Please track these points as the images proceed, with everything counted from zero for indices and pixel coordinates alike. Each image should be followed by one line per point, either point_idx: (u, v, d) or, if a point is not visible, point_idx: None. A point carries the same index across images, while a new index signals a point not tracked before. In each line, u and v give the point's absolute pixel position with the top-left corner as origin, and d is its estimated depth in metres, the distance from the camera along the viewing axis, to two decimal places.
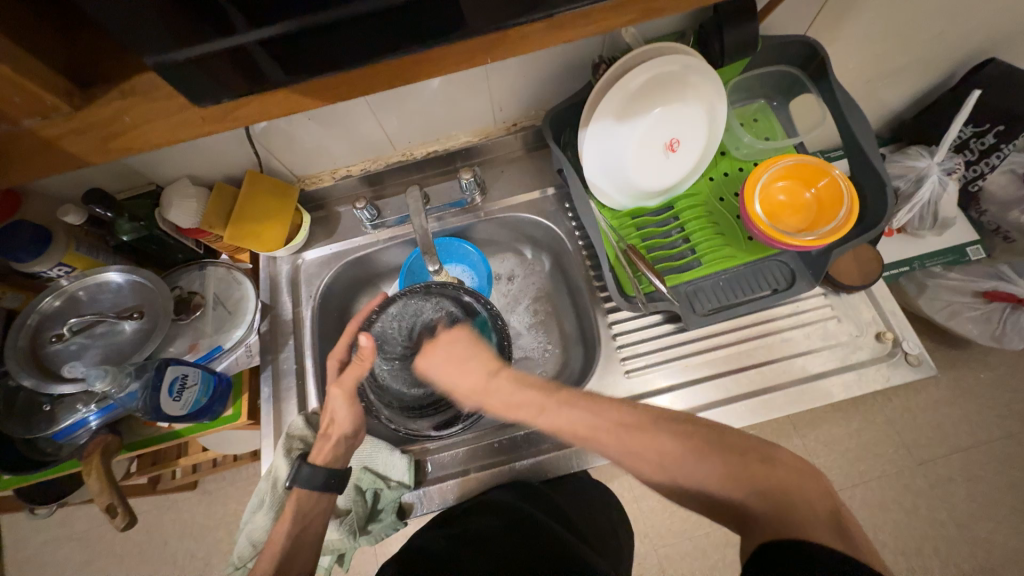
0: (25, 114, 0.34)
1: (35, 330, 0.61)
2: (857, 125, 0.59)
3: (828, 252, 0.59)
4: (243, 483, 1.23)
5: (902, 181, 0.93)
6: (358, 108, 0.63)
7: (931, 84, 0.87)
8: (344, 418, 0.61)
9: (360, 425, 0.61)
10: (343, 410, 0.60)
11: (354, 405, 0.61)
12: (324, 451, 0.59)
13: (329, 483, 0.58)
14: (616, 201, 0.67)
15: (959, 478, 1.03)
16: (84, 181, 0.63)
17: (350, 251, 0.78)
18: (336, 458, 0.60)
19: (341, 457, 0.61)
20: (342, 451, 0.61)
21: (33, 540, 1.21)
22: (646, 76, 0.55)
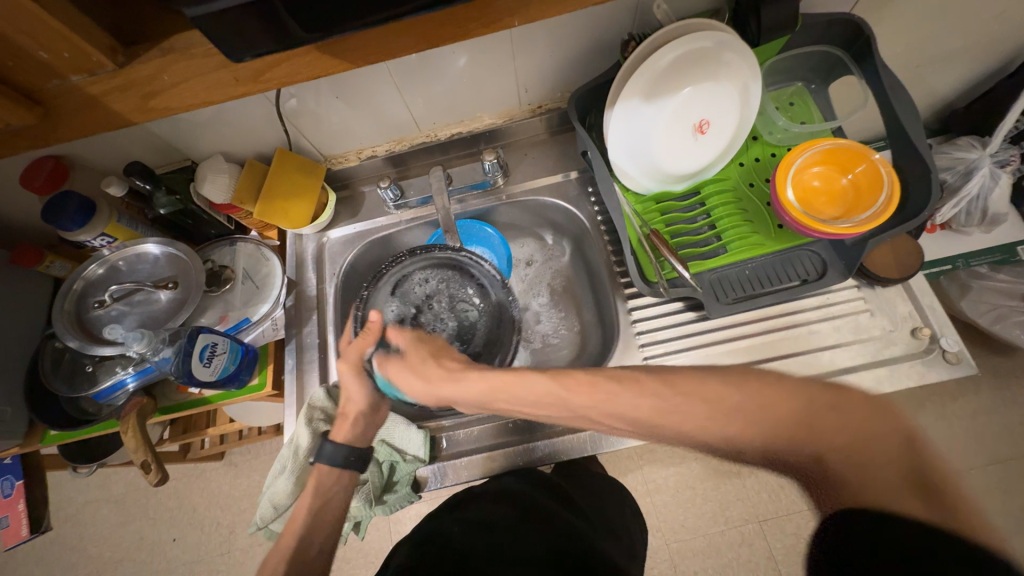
0: (72, 70, 0.37)
1: (80, 295, 0.65)
2: (903, 106, 0.56)
3: (865, 241, 0.57)
4: (267, 457, 1.28)
5: (948, 173, 0.88)
6: (386, 87, 0.63)
7: (987, 71, 0.82)
8: (360, 396, 0.60)
9: (376, 403, 0.61)
10: (353, 385, 0.60)
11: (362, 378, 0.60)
12: (343, 429, 0.60)
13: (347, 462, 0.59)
14: (641, 184, 0.65)
15: (996, 491, 0.98)
16: (125, 156, 0.66)
17: (372, 231, 0.79)
18: (354, 437, 0.60)
19: (362, 437, 0.61)
20: (361, 427, 0.61)
21: (75, 500, 1.29)
22: (678, 53, 0.54)
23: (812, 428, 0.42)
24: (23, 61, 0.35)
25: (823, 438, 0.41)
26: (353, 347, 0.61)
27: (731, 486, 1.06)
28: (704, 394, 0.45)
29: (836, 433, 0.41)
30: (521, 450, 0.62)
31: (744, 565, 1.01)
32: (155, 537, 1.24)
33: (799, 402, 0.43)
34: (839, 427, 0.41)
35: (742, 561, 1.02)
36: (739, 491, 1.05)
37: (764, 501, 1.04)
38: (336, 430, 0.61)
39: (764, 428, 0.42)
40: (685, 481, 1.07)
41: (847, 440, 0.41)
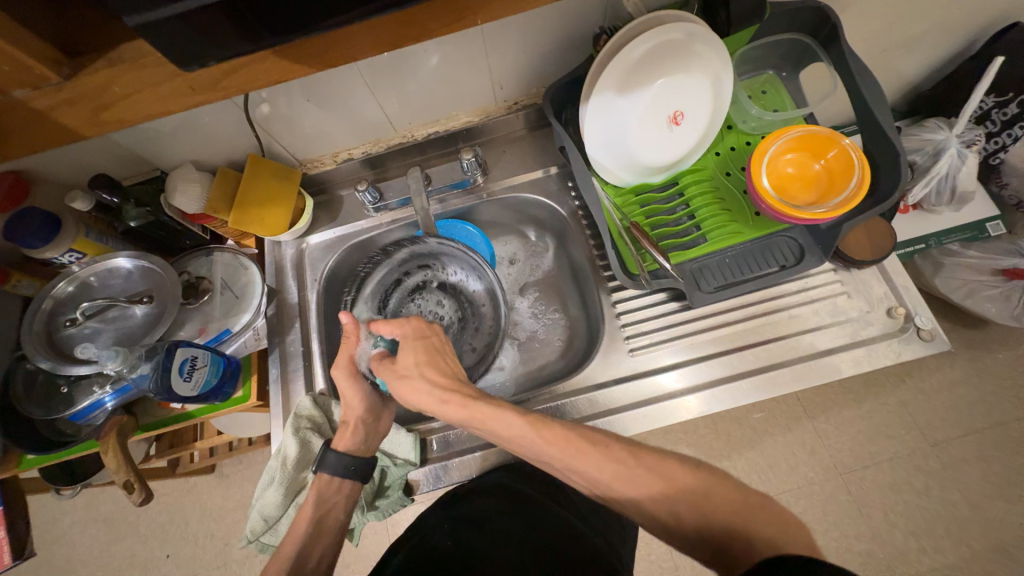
0: (15, 86, 0.35)
1: (50, 314, 0.62)
2: (871, 92, 0.56)
3: (839, 226, 0.58)
4: (258, 467, 1.26)
5: (918, 155, 0.91)
6: (357, 88, 0.62)
7: (952, 52, 0.84)
8: (357, 403, 0.59)
9: (375, 407, 0.60)
10: (350, 391, 0.59)
11: (358, 382, 0.59)
12: (344, 438, 0.59)
13: (350, 471, 0.59)
14: (619, 177, 0.66)
15: (973, 459, 1.01)
16: (90, 168, 0.64)
17: (353, 235, 0.78)
18: (357, 445, 0.60)
19: (362, 445, 0.60)
20: (363, 433, 0.60)
21: (62, 521, 1.26)
22: (650, 45, 0.54)
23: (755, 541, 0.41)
24: None
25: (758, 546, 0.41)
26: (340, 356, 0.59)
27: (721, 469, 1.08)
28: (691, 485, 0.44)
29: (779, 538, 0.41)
30: None
31: None
32: (147, 554, 1.22)
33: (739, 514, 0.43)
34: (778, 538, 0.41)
35: None
36: (730, 473, 1.07)
37: (753, 482, 1.06)
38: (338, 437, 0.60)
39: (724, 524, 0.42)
40: None
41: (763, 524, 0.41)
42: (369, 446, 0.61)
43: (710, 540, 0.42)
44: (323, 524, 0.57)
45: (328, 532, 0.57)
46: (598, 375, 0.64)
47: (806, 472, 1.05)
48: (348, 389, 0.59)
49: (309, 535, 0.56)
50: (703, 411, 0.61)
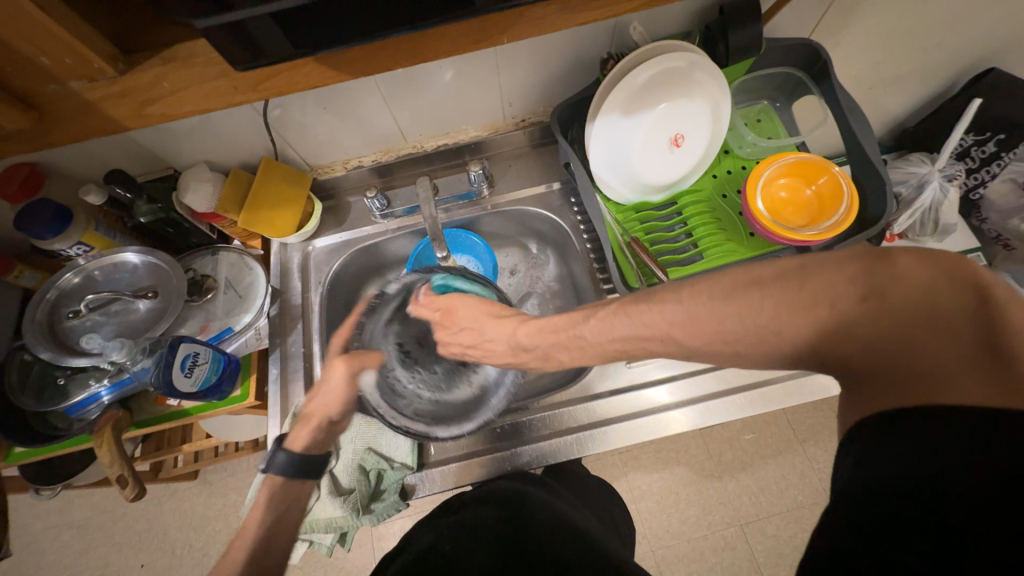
0: (72, 77, 0.37)
1: (52, 305, 0.63)
2: (859, 124, 0.60)
3: (829, 248, 0.61)
4: (244, 474, 1.24)
5: (903, 186, 0.95)
6: (374, 99, 0.65)
7: (934, 93, 0.89)
8: (334, 403, 0.59)
9: (347, 410, 0.60)
10: (337, 392, 0.59)
11: (349, 388, 0.59)
12: (300, 438, 0.59)
13: (303, 471, 0.57)
14: (621, 194, 0.68)
15: None
16: (104, 164, 0.65)
17: (359, 240, 0.80)
18: (313, 445, 0.59)
19: (319, 442, 0.59)
20: (321, 436, 0.59)
21: (34, 526, 1.22)
22: (654, 72, 0.57)
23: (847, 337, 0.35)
24: (24, 67, 0.36)
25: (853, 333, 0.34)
26: (354, 358, 0.59)
27: (712, 490, 1.08)
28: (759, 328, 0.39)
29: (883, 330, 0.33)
30: (507, 454, 0.63)
31: (727, 569, 1.03)
32: (122, 563, 1.18)
33: (834, 286, 0.36)
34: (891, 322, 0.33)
35: (725, 564, 1.03)
36: (721, 494, 1.07)
37: (744, 504, 1.06)
38: (294, 436, 0.59)
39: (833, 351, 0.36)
40: (667, 486, 1.09)
41: (888, 336, 0.33)
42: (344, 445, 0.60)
43: (782, 325, 0.37)
44: (277, 518, 0.54)
45: (288, 525, 0.55)
46: (595, 385, 0.66)
47: (796, 495, 1.06)
48: (335, 388, 0.59)
49: (262, 532, 0.53)
50: (695, 424, 0.62)
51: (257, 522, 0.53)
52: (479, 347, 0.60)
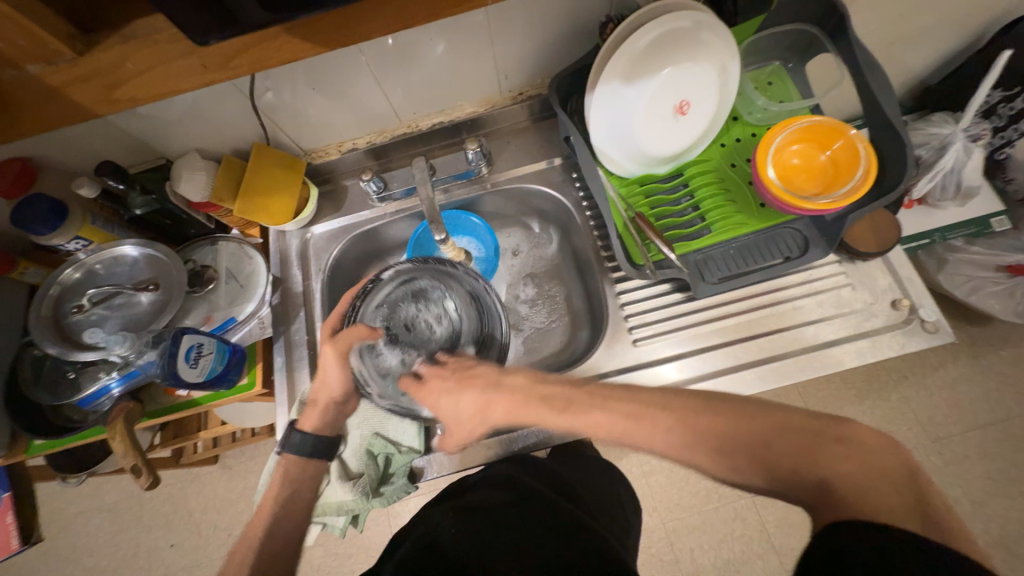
0: (29, 60, 0.35)
1: (56, 301, 0.63)
2: (878, 81, 0.56)
3: (844, 216, 0.58)
4: (262, 458, 1.27)
5: (924, 149, 0.90)
6: (364, 76, 0.62)
7: (960, 46, 0.83)
8: (336, 383, 0.61)
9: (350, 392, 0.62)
10: (334, 372, 0.60)
11: (343, 368, 0.60)
12: (311, 417, 0.61)
13: None
14: (624, 168, 0.66)
15: (975, 456, 1.02)
16: (94, 155, 0.64)
17: (357, 225, 0.78)
18: (325, 424, 0.62)
19: (330, 424, 0.62)
20: (331, 415, 0.62)
21: (67, 511, 1.27)
22: (656, 34, 0.53)
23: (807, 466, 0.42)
24: None
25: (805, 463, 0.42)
26: (339, 340, 0.60)
27: None
28: (742, 442, 0.45)
29: (844, 468, 0.40)
30: (514, 436, 0.64)
31: (737, 539, 1.04)
32: (151, 544, 1.23)
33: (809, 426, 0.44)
34: (845, 462, 0.41)
35: (735, 535, 1.04)
36: None
37: None
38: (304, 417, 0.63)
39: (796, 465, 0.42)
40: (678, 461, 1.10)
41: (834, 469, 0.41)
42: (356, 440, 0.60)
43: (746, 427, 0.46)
44: (292, 495, 0.59)
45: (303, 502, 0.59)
46: (601, 365, 0.64)
47: None
48: (331, 371, 0.60)
49: (279, 507, 0.58)
50: None
51: (272, 500, 0.58)
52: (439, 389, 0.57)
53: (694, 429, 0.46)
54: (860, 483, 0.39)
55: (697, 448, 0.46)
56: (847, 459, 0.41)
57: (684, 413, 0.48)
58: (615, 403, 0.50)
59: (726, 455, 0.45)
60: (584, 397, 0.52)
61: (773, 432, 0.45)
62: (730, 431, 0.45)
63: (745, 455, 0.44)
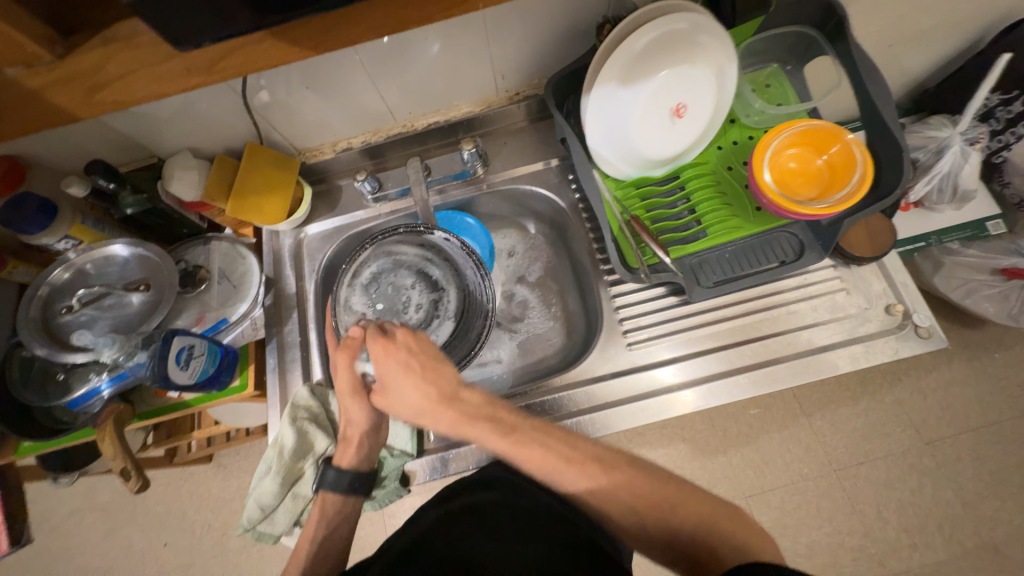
0: (7, 63, 0.35)
1: (46, 302, 0.62)
2: (875, 86, 0.56)
3: (839, 221, 0.58)
4: (256, 457, 1.27)
5: (921, 152, 0.90)
6: (357, 75, 0.61)
7: (958, 49, 0.83)
8: (359, 419, 0.60)
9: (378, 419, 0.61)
10: (355, 410, 0.59)
11: (359, 400, 0.59)
12: (346, 455, 0.60)
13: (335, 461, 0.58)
14: (620, 170, 0.65)
15: (967, 458, 1.02)
16: (84, 153, 0.64)
17: (352, 225, 0.78)
18: (360, 462, 0.61)
19: (365, 460, 0.61)
20: (365, 450, 0.61)
21: (60, 509, 1.26)
22: (653, 36, 0.53)
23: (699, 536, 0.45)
24: None
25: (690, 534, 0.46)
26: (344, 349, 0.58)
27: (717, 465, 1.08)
28: (651, 499, 0.48)
29: (732, 543, 0.45)
30: None
31: None
32: (144, 543, 1.23)
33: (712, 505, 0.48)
34: (732, 544, 0.45)
35: None
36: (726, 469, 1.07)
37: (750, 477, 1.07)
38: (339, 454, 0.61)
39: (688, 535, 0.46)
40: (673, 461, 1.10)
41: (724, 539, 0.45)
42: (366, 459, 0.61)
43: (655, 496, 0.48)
44: (330, 535, 0.59)
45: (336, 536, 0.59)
46: (596, 368, 0.64)
47: (801, 468, 1.06)
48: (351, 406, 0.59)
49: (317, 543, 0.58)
50: (699, 406, 0.61)
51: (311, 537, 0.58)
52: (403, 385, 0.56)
53: (614, 483, 0.49)
54: (738, 560, 0.44)
55: (618, 491, 0.48)
56: (738, 526, 0.46)
57: (609, 464, 0.50)
58: (552, 456, 0.50)
59: (638, 510, 0.47)
60: (528, 428, 0.53)
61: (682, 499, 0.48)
62: (645, 488, 0.48)
63: (652, 514, 0.47)
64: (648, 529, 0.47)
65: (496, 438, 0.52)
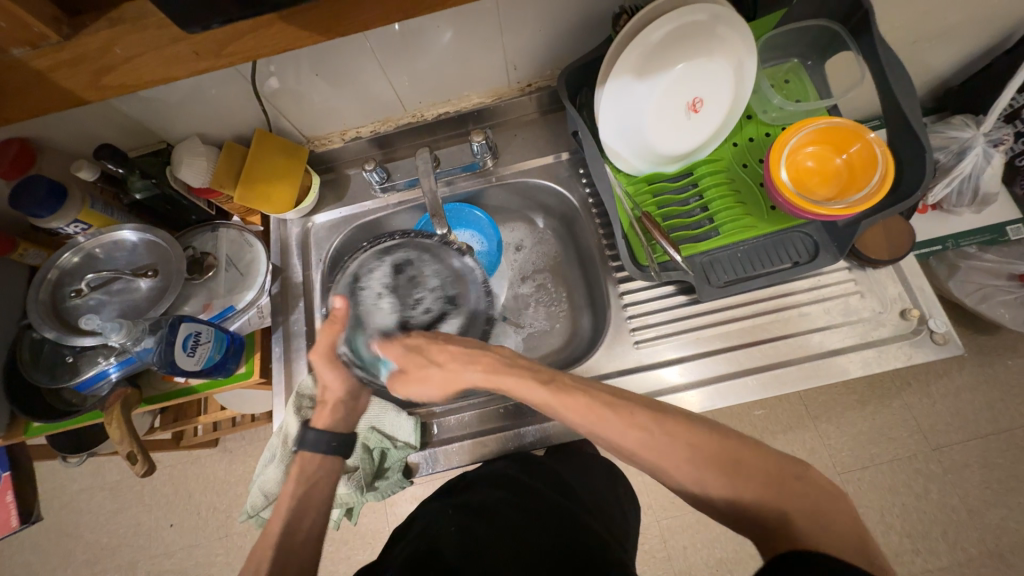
0: (12, 43, 0.34)
1: (55, 285, 0.62)
2: (899, 83, 0.54)
3: (857, 223, 0.56)
4: (261, 443, 1.28)
5: (942, 153, 0.88)
6: (367, 63, 0.60)
7: (985, 46, 0.81)
8: (336, 385, 0.59)
9: (355, 387, 0.60)
10: (330, 376, 0.58)
11: (337, 368, 0.58)
12: (323, 416, 0.59)
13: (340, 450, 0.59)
14: (633, 165, 0.64)
15: (975, 465, 1.01)
16: (94, 137, 0.64)
17: (360, 215, 0.77)
18: (336, 423, 0.60)
19: (342, 423, 0.60)
20: (341, 416, 0.60)
21: (70, 487, 1.29)
22: (671, 27, 0.51)
23: (766, 497, 0.42)
24: None
25: (753, 487, 0.42)
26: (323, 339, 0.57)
27: None
28: (714, 454, 0.44)
29: (802, 504, 0.41)
30: (514, 434, 0.63)
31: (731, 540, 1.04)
32: (151, 523, 1.25)
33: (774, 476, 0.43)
34: (802, 502, 0.41)
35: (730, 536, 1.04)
36: None
37: None
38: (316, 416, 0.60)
39: (751, 492, 0.42)
40: None
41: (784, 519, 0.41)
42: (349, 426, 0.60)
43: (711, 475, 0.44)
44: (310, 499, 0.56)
45: (318, 502, 0.56)
46: (602, 365, 0.64)
47: None
48: (326, 372, 0.58)
49: (296, 507, 0.55)
50: (706, 406, 0.60)
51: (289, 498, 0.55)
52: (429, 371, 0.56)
53: (673, 434, 0.45)
54: (816, 526, 0.40)
55: (675, 445, 0.45)
56: (794, 494, 0.42)
57: (661, 413, 0.47)
58: (596, 403, 0.48)
59: (699, 467, 0.44)
60: (570, 377, 0.51)
61: (741, 455, 0.44)
62: (709, 446, 0.45)
63: (714, 472, 0.43)
64: (710, 486, 0.43)
65: (536, 386, 0.51)
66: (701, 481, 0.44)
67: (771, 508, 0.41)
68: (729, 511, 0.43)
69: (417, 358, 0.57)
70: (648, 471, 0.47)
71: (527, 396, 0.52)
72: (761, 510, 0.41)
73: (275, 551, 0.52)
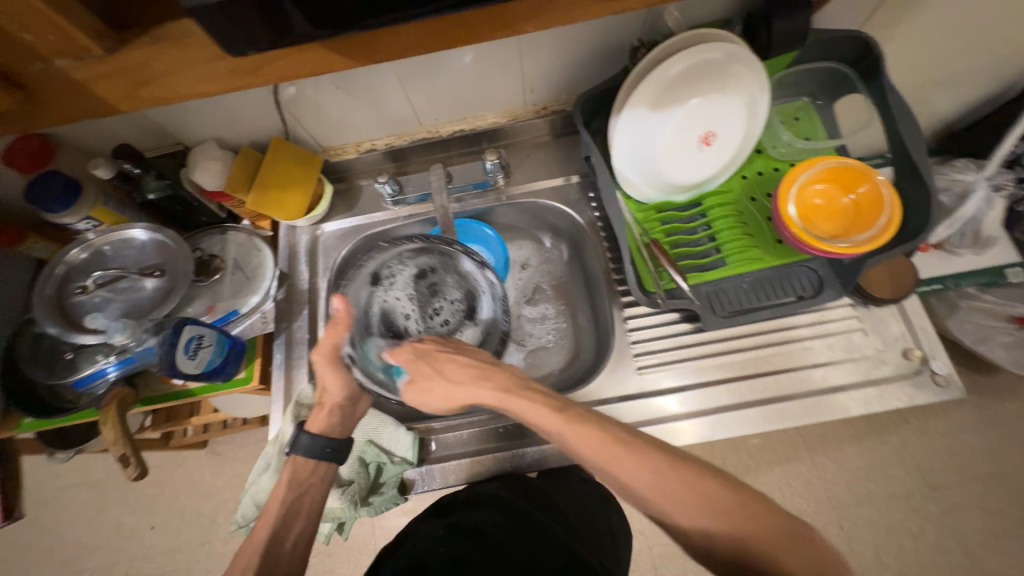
0: (55, 53, 0.35)
1: (61, 280, 0.63)
2: (908, 129, 0.55)
3: (862, 261, 0.57)
4: (251, 447, 1.26)
5: (945, 194, 0.89)
6: (388, 79, 0.62)
7: (988, 94, 0.83)
8: (336, 388, 0.59)
9: (354, 394, 0.60)
10: (331, 379, 0.58)
11: (339, 372, 0.58)
12: (320, 420, 0.59)
13: (336, 459, 0.58)
14: (643, 193, 0.65)
15: (971, 507, 1.00)
16: (112, 136, 0.64)
17: (369, 226, 0.78)
18: (331, 428, 0.59)
19: (338, 427, 0.60)
20: (337, 421, 0.60)
21: (53, 484, 1.26)
22: (688, 63, 0.53)
23: (775, 554, 0.40)
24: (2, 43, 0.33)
25: (760, 541, 0.41)
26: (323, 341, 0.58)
27: None
28: (725, 505, 0.43)
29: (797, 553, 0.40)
30: (512, 454, 0.62)
31: None
32: (133, 524, 1.22)
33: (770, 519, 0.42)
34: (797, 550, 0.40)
35: None
36: None
37: None
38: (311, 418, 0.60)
39: (759, 549, 0.40)
40: None
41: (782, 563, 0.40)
42: (343, 432, 0.60)
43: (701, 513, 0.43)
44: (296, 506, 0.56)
45: (306, 513, 0.56)
46: (604, 390, 0.63)
47: (801, 504, 1.04)
48: (328, 376, 0.58)
49: (283, 514, 0.55)
50: (706, 436, 0.60)
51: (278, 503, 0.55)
52: (438, 377, 0.56)
53: (685, 482, 0.44)
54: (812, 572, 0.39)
55: (687, 494, 0.44)
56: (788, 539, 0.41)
57: (675, 459, 0.46)
58: (609, 440, 0.47)
59: (708, 517, 0.42)
60: (580, 409, 0.50)
61: (740, 503, 0.43)
62: (722, 498, 0.43)
63: (723, 523, 0.42)
64: (717, 537, 0.42)
65: (551, 414, 0.50)
66: (706, 530, 0.42)
67: (773, 565, 0.40)
68: (727, 559, 0.41)
69: (425, 366, 0.57)
70: (651, 513, 0.46)
71: (543, 424, 0.50)
72: (764, 566, 0.40)
73: (259, 558, 0.51)
